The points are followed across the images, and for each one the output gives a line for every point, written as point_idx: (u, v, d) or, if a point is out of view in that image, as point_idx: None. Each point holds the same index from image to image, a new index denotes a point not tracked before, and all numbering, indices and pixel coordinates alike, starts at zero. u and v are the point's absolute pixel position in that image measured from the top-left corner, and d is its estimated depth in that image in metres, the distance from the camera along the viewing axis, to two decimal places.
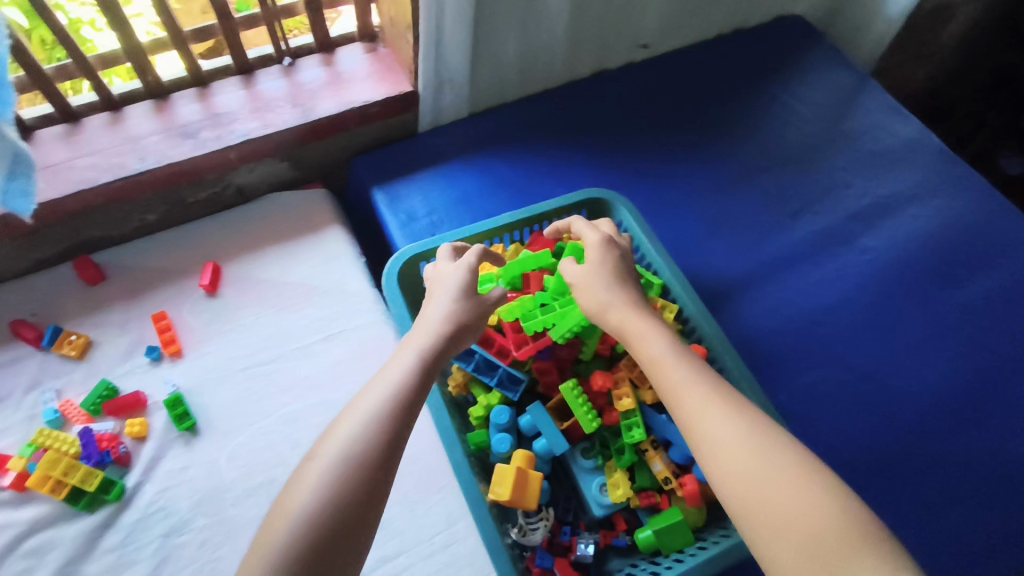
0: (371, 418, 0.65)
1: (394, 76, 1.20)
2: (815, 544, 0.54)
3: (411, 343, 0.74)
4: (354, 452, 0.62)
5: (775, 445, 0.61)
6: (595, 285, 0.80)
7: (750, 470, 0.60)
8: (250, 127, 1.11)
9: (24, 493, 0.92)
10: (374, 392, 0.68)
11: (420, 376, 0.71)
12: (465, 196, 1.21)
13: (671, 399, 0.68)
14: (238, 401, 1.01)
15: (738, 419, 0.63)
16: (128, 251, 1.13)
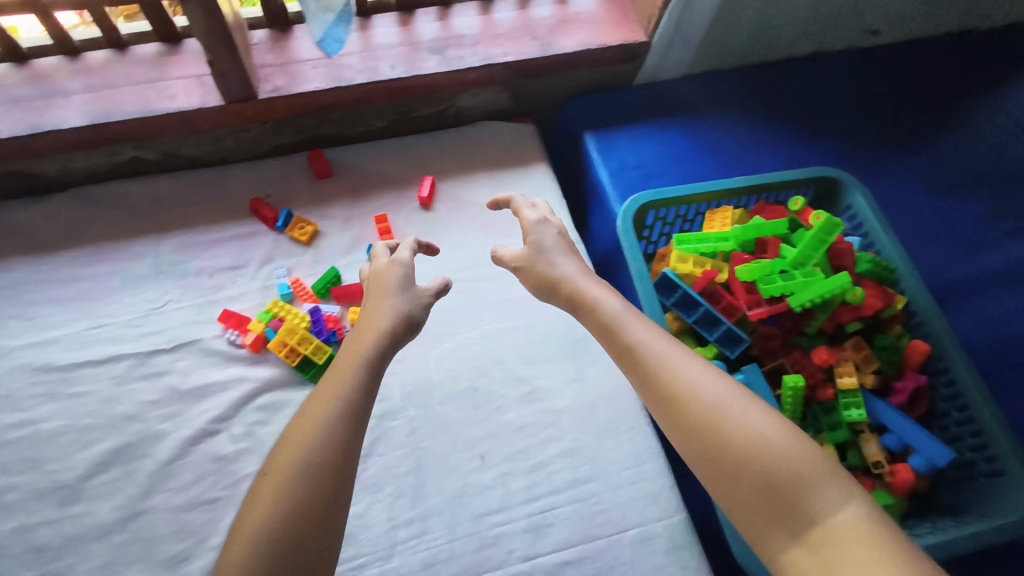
0: (315, 438, 0.66)
1: (630, 23, 1.19)
2: (774, 484, 0.61)
3: (371, 322, 0.78)
4: (321, 429, 0.67)
5: (739, 411, 0.66)
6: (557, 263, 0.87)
7: (711, 426, 0.65)
8: (490, 53, 1.12)
9: (258, 354, 1.01)
10: (353, 366, 0.73)
11: (380, 350, 0.76)
12: (675, 156, 1.22)
13: (634, 365, 0.73)
14: (447, 310, 1.07)
15: (703, 387, 0.68)
16: (353, 153, 1.19)
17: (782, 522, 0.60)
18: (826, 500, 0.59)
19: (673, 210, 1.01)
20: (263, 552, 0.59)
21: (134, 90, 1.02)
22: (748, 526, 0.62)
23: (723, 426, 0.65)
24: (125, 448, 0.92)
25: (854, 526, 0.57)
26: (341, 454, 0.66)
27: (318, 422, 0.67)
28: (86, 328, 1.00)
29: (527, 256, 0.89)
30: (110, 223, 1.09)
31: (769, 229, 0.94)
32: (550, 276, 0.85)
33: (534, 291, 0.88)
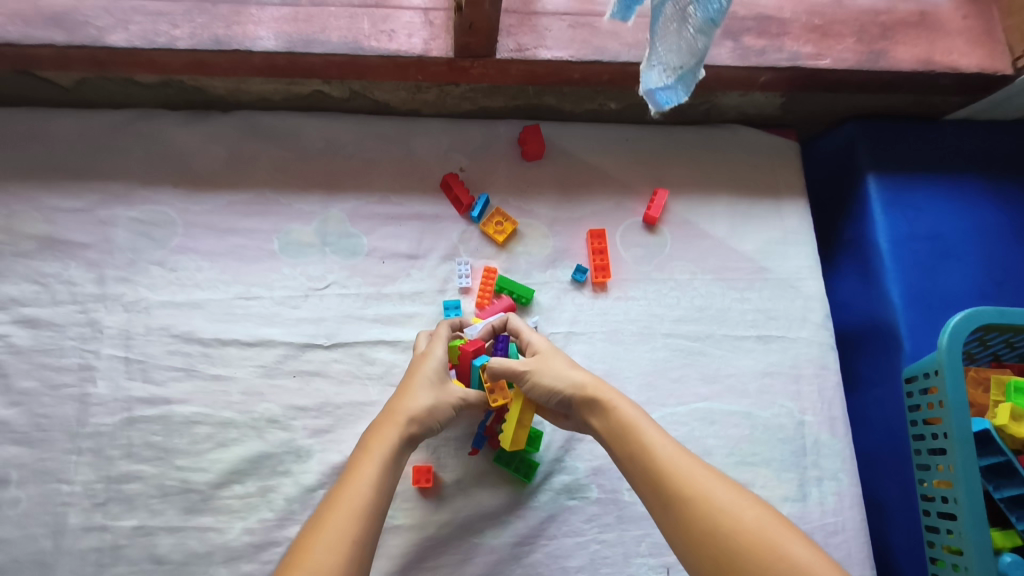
0: (327, 539, 0.57)
1: (989, 43, 0.87)
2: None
3: (396, 408, 0.68)
4: (337, 535, 0.57)
5: (742, 504, 0.58)
6: (574, 367, 0.72)
7: (716, 527, 0.57)
8: (799, 51, 0.84)
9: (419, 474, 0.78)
10: (373, 464, 0.63)
11: (406, 448, 0.67)
12: (983, 232, 0.92)
13: (636, 460, 0.64)
14: (657, 372, 0.86)
15: (706, 479, 0.60)
16: (573, 135, 0.95)
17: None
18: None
19: (1003, 334, 0.76)
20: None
21: (344, 15, 0.80)
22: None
23: (738, 532, 0.56)
24: (264, 459, 0.78)
25: None
26: (358, 559, 0.57)
27: (345, 530, 0.58)
28: (236, 298, 0.84)
29: (537, 359, 0.72)
30: (275, 166, 0.89)
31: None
32: (561, 374, 0.70)
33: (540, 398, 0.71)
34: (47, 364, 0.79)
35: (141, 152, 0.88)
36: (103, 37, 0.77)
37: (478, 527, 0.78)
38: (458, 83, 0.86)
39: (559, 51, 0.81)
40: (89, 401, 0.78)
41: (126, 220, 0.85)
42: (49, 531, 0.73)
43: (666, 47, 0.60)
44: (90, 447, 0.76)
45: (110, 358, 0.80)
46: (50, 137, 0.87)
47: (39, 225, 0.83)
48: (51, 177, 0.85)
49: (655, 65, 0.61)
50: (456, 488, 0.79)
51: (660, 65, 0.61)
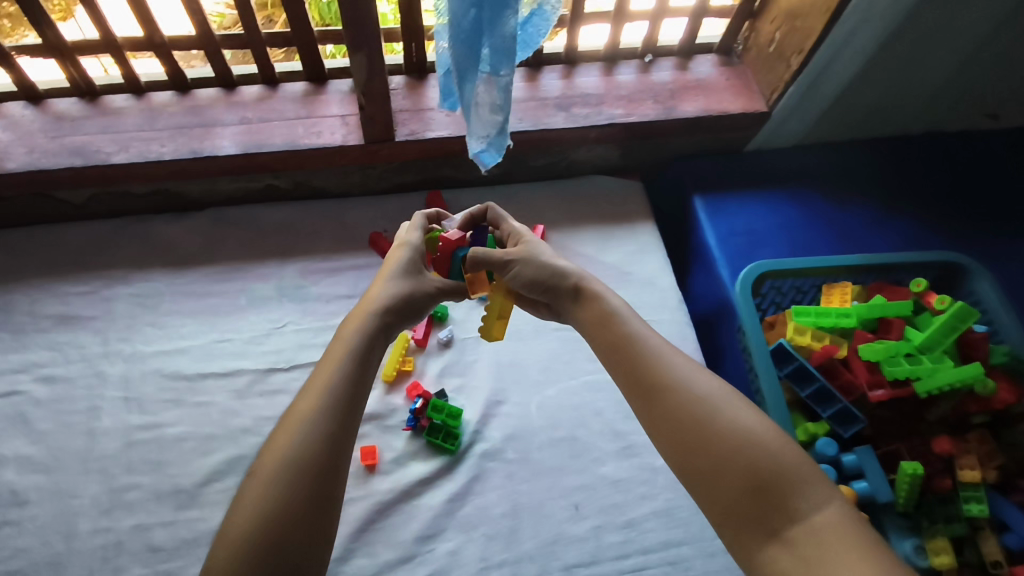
0: (308, 416, 0.67)
1: (749, 92, 1.22)
2: (765, 477, 0.62)
3: (370, 299, 0.80)
4: (313, 410, 0.68)
5: (724, 399, 0.68)
6: (556, 257, 0.84)
7: (700, 414, 0.67)
8: (614, 112, 1.17)
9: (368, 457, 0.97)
10: (343, 346, 0.74)
11: (377, 329, 0.77)
12: (784, 224, 1.21)
13: (625, 349, 0.74)
14: (552, 357, 1.09)
15: (695, 375, 0.71)
16: (469, 196, 1.24)
17: (767, 519, 0.61)
18: (813, 497, 0.61)
19: (789, 281, 1.02)
20: (263, 520, 0.61)
21: (284, 126, 1.11)
22: (728, 525, 0.63)
23: (721, 422, 0.66)
24: (240, 459, 0.96)
25: (835, 525, 0.59)
26: (328, 428, 0.67)
27: (317, 403, 0.68)
28: (213, 341, 1.06)
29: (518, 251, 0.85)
30: (240, 244, 1.16)
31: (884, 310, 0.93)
32: (546, 266, 0.83)
33: (523, 287, 0.83)
34: (62, 408, 0.99)
35: (136, 245, 1.14)
36: (109, 158, 1.06)
37: (418, 493, 0.96)
38: (373, 164, 1.16)
39: (441, 131, 1.12)
40: (96, 431, 0.97)
41: (124, 295, 1.09)
42: (63, 536, 0.89)
43: (476, 129, 0.78)
44: (98, 467, 0.95)
45: (113, 398, 1.00)
46: (64, 242, 1.13)
47: (55, 306, 1.07)
48: (66, 270, 1.11)
49: (473, 138, 0.79)
50: (398, 464, 0.98)
51: (475, 139, 0.79)
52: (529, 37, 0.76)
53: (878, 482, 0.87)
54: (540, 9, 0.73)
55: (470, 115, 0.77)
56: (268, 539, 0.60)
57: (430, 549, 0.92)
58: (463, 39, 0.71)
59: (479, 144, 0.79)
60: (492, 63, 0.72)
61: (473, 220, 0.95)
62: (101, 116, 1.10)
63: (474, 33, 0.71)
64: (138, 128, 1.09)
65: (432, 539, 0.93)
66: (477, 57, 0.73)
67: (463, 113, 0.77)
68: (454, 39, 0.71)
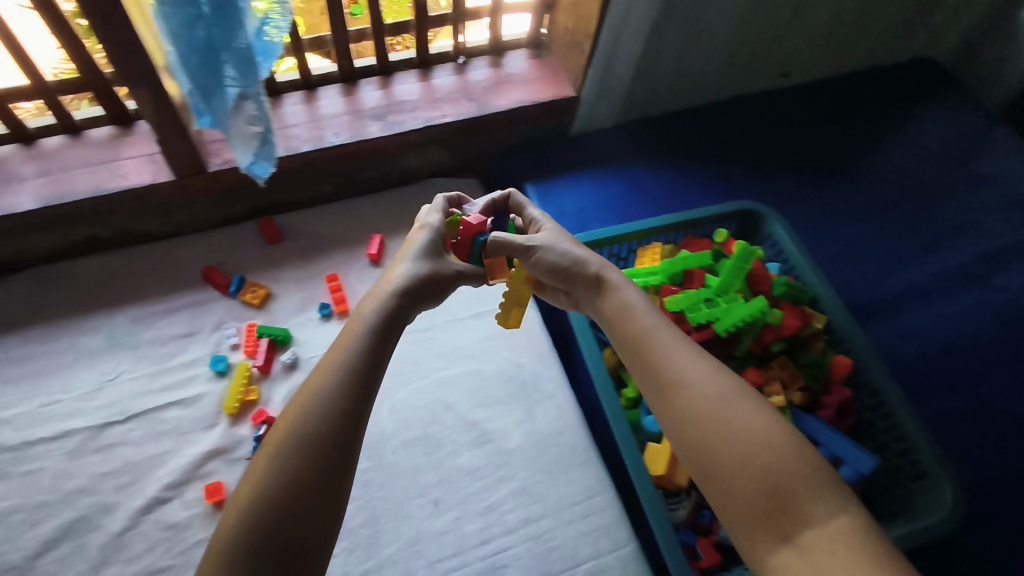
0: (332, 405, 0.62)
1: (558, 80, 1.29)
2: (775, 483, 0.58)
3: (386, 279, 0.76)
4: (347, 412, 0.63)
5: (748, 399, 0.64)
6: (573, 244, 0.84)
7: (715, 407, 0.63)
8: (429, 114, 1.21)
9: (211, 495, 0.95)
10: (374, 337, 0.69)
11: (394, 311, 0.72)
12: (610, 198, 1.27)
13: (651, 344, 0.72)
14: (400, 361, 1.10)
15: (716, 370, 0.67)
16: (304, 217, 1.24)
17: (777, 528, 0.57)
18: (821, 509, 0.56)
19: (607, 249, 1.08)
20: (267, 514, 0.57)
21: (88, 172, 1.07)
22: (743, 529, 0.59)
23: (730, 423, 0.62)
24: (77, 522, 0.92)
25: (841, 533, 0.55)
26: (343, 425, 0.62)
27: (348, 407, 0.63)
28: (38, 406, 1.01)
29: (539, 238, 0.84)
30: (63, 300, 1.12)
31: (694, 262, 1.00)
32: (589, 264, 0.82)
33: (543, 273, 0.83)
34: None
35: None
36: None
37: None
38: (195, 199, 1.15)
39: None
40: None
41: None
42: None
43: (239, 144, 0.85)
44: None
45: None
46: None
47: None
48: None
49: (239, 151, 0.86)
50: None
51: (240, 151, 0.85)
52: (268, 48, 0.78)
53: None
54: (264, 22, 0.75)
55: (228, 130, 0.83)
56: (268, 524, 0.56)
57: None
58: (194, 63, 0.74)
59: (247, 156, 0.86)
60: (231, 85, 0.77)
61: (495, 204, 0.91)
62: None
63: (203, 58, 0.74)
64: None
65: None
66: (216, 82, 0.77)
67: (221, 130, 0.83)
68: (185, 64, 0.75)
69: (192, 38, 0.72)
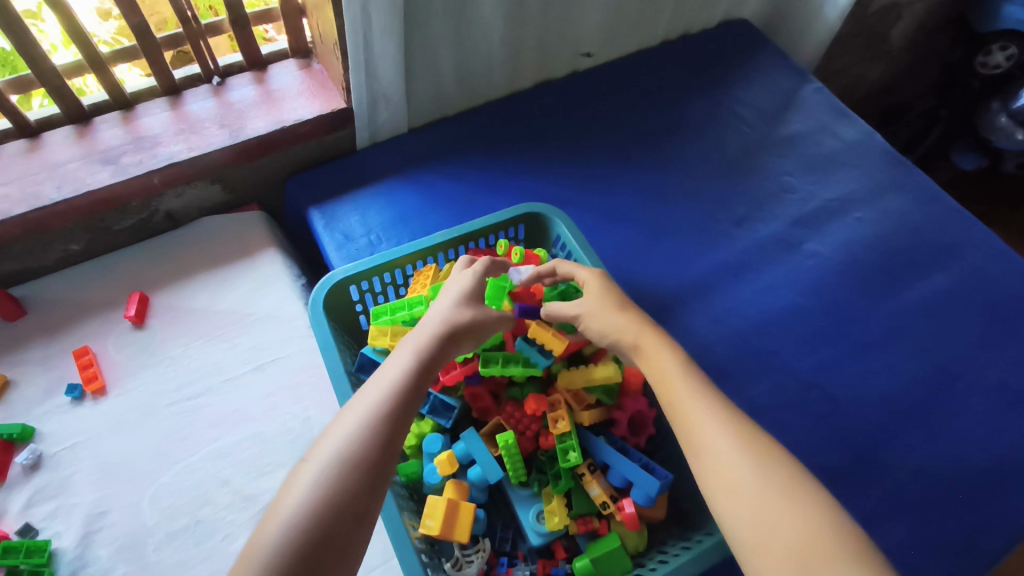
0: (316, 496, 0.60)
1: (327, 92, 1.17)
2: (807, 554, 0.57)
3: (405, 341, 0.75)
4: (344, 506, 0.60)
5: (789, 483, 0.61)
6: (621, 309, 0.80)
7: (766, 493, 0.61)
8: (174, 150, 1.07)
9: None
10: (370, 416, 0.66)
11: (406, 393, 0.69)
12: (404, 215, 1.17)
13: (676, 408, 0.70)
14: (165, 439, 0.96)
15: (756, 450, 0.64)
16: (52, 285, 1.09)
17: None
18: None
19: (377, 279, 0.97)
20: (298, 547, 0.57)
21: None
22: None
23: (807, 518, 0.59)
24: None
25: None
26: (341, 524, 0.59)
27: (352, 495, 0.61)
28: None
29: (587, 304, 0.81)
30: None
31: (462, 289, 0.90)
32: (612, 321, 0.79)
33: (593, 334, 0.80)
34: None
35: None
36: None
37: None
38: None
39: None
40: None
41: None
42: None
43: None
44: None
45: None
46: None
47: None
48: None
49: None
50: None
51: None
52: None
53: (488, 462, 0.83)
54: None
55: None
56: (301, 554, 0.57)
57: None
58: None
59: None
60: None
61: (540, 276, 0.89)
62: None
63: None
64: None
65: None
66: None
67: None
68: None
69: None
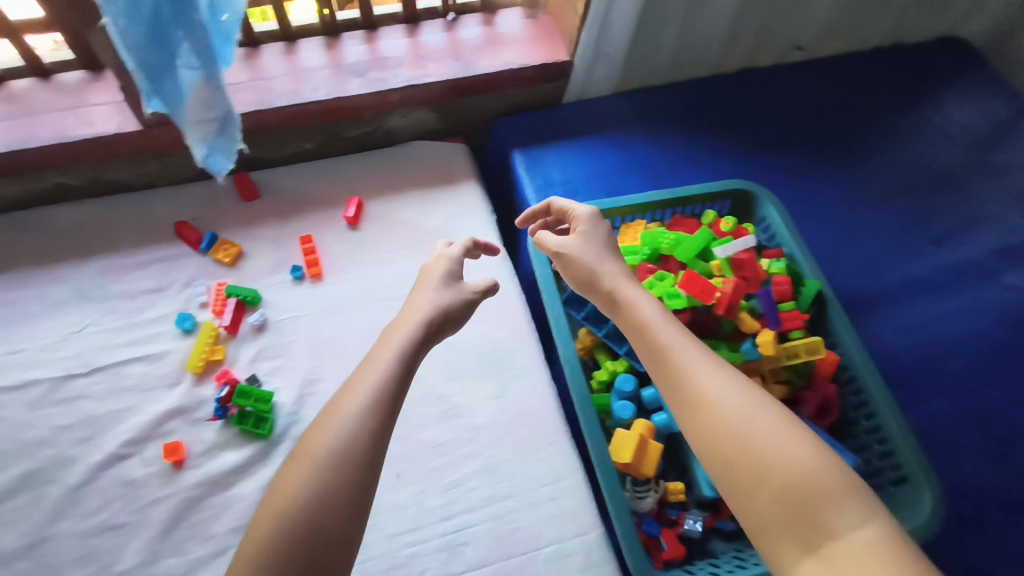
0: (321, 478, 0.61)
1: (552, 43, 1.22)
2: (795, 492, 0.56)
3: (394, 327, 0.77)
4: (344, 486, 0.62)
5: (763, 411, 0.62)
6: (602, 256, 0.83)
7: (745, 423, 0.62)
8: (413, 74, 1.16)
9: (174, 463, 0.93)
10: (360, 395, 0.67)
11: (399, 375, 0.71)
12: (601, 171, 1.22)
13: (666, 358, 0.70)
14: (371, 329, 1.07)
15: (725, 384, 0.65)
16: (284, 175, 1.20)
17: (798, 537, 0.55)
18: (846, 515, 0.54)
19: None
20: (306, 507, 0.60)
21: (55, 117, 1.03)
22: (761, 537, 0.58)
23: (775, 441, 0.60)
24: (35, 474, 0.91)
25: (875, 547, 0.53)
26: (342, 502, 0.61)
27: (353, 477, 0.62)
28: (2, 354, 1.00)
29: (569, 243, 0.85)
30: (36, 247, 1.09)
31: (683, 251, 0.92)
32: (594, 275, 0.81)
33: (579, 284, 0.84)
34: None
35: None
36: None
37: (229, 483, 0.92)
38: (165, 151, 1.10)
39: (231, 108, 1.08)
40: None
41: None
42: None
43: (198, 134, 0.79)
44: None
45: None
46: None
47: None
48: None
49: (196, 144, 0.80)
50: (208, 456, 0.94)
51: (200, 141, 0.80)
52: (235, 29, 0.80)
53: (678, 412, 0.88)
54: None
55: (185, 123, 0.78)
56: (299, 540, 0.58)
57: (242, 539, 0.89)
58: (154, 40, 0.69)
59: (201, 148, 0.81)
60: (190, 68, 0.74)
61: (535, 215, 0.97)
62: None
63: (150, 28, 0.68)
64: None
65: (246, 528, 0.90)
66: (172, 65, 0.72)
67: (173, 115, 0.77)
68: (135, 41, 0.68)
69: (137, 8, 0.66)
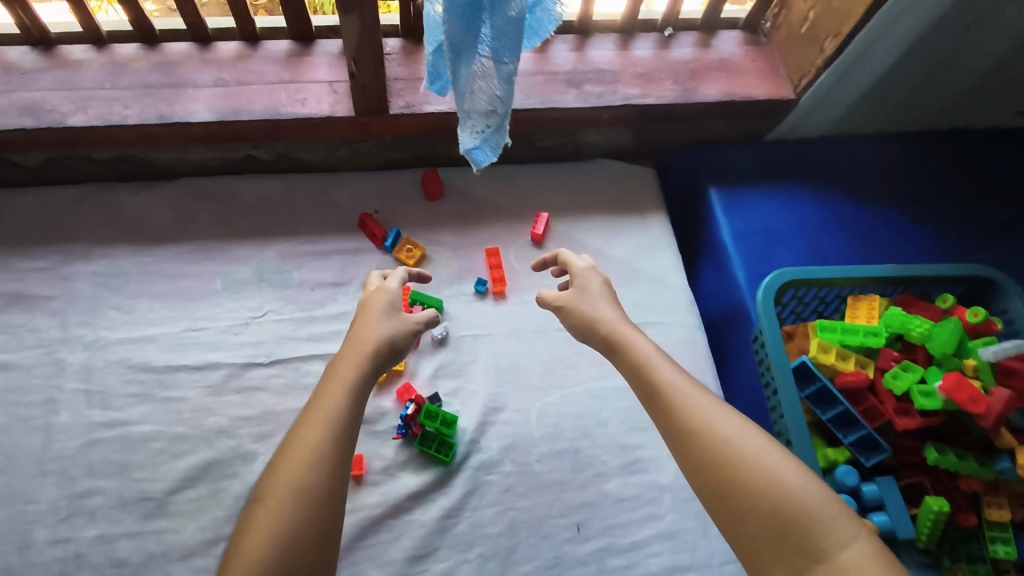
0: (285, 522, 0.60)
1: (776, 78, 1.13)
2: (784, 519, 0.59)
3: (346, 354, 0.73)
4: (309, 520, 0.61)
5: (756, 442, 0.64)
6: (597, 301, 0.83)
7: (737, 456, 0.63)
8: (631, 92, 1.08)
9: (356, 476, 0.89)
10: (320, 430, 0.65)
11: (348, 413, 0.67)
12: (802, 224, 1.14)
13: (657, 386, 0.71)
14: (554, 361, 1.01)
15: (726, 417, 0.67)
16: (469, 177, 1.14)
17: (788, 563, 0.59)
18: (835, 538, 0.58)
19: (812, 290, 0.95)
20: (311, 507, 0.62)
21: (265, 90, 0.97)
22: (750, 561, 0.61)
23: (762, 469, 0.62)
24: (214, 465, 0.88)
25: (861, 564, 0.57)
26: (315, 537, 0.61)
27: (319, 513, 0.62)
28: (184, 330, 0.97)
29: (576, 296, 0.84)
30: (217, 219, 1.06)
31: (939, 344, 0.84)
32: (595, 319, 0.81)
33: (573, 331, 0.83)
34: (16, 401, 0.89)
35: (101, 217, 1.03)
36: (66, 119, 0.91)
37: (408, 507, 0.89)
38: (364, 139, 1.05)
39: (441, 104, 0.99)
40: (53, 429, 0.88)
41: (85, 274, 0.98)
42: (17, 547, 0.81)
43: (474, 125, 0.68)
44: (56, 469, 0.86)
45: (72, 391, 0.91)
46: (17, 210, 1.01)
47: (6, 284, 0.96)
48: (25, 243, 0.99)
49: (466, 135, 0.68)
50: (387, 474, 0.91)
51: (472, 130, 0.68)
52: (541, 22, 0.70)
53: (905, 518, 0.81)
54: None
55: (467, 109, 0.67)
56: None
57: (420, 570, 0.85)
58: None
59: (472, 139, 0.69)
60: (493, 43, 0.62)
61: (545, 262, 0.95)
62: (57, 68, 0.95)
63: None
64: (99, 86, 0.94)
65: (424, 559, 0.86)
66: (475, 37, 0.61)
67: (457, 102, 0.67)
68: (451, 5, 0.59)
69: None
